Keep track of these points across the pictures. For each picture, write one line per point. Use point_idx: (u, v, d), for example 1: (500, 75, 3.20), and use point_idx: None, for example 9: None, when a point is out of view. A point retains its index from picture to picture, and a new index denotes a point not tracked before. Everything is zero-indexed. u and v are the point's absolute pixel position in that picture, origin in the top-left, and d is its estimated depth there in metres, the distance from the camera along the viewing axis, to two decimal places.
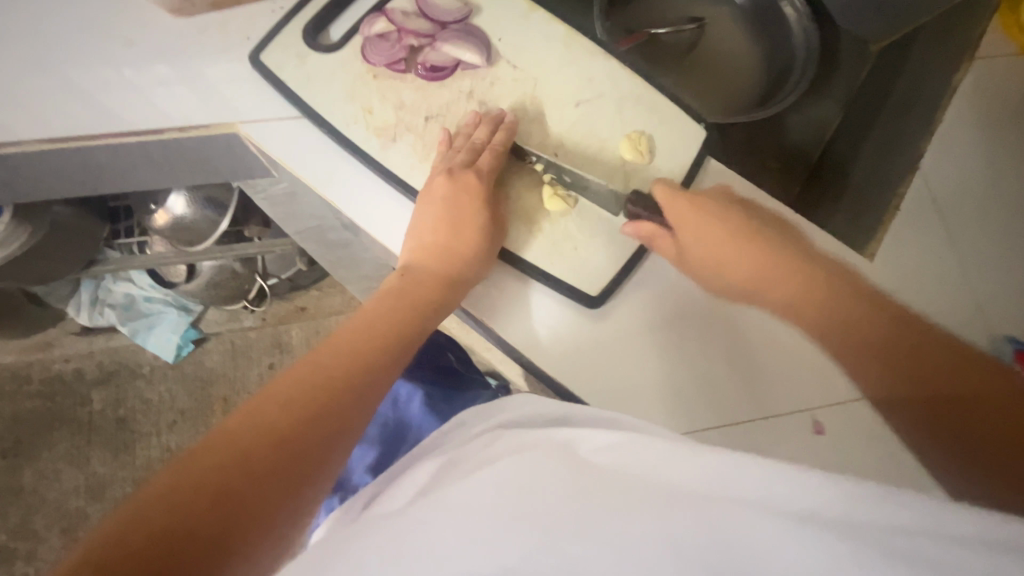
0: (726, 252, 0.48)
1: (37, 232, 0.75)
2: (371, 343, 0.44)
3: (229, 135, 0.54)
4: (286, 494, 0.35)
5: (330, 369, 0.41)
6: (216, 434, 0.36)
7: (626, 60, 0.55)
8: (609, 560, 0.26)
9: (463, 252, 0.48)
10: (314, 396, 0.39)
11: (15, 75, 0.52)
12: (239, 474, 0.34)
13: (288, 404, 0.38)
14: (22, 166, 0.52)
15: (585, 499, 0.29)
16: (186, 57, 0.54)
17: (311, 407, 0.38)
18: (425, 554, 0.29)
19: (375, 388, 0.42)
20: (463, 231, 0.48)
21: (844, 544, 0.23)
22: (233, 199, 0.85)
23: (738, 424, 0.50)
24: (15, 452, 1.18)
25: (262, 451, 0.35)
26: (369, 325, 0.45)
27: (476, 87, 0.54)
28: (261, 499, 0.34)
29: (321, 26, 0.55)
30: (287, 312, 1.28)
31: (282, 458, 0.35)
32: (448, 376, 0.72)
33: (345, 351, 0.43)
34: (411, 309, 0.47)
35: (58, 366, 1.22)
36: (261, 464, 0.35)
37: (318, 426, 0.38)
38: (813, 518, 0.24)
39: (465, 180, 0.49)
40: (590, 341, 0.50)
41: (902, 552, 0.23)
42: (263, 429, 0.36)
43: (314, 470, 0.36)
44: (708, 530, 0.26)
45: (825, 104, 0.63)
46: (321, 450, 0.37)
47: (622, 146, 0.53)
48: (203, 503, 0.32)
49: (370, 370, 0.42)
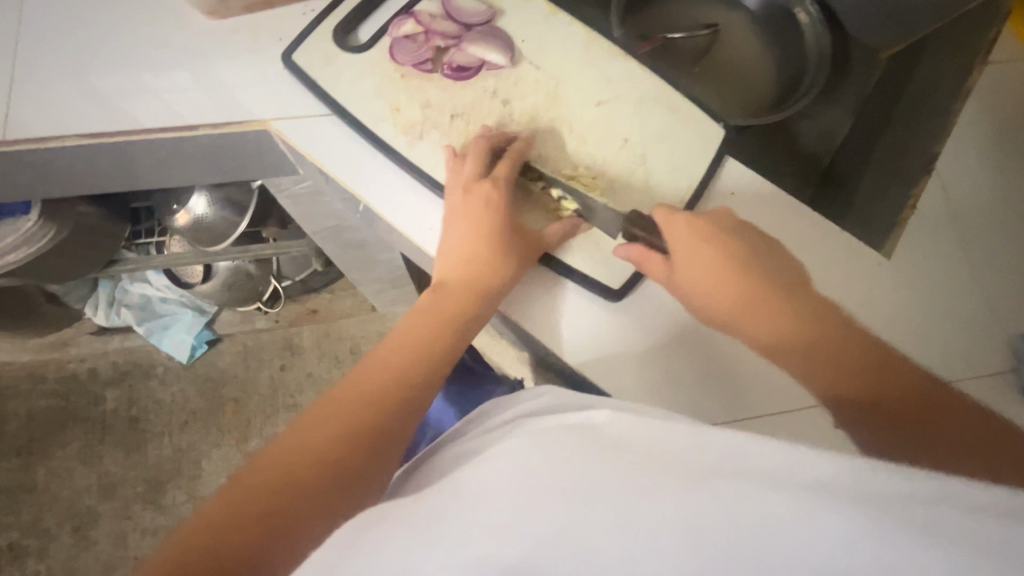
0: (710, 273, 0.46)
1: (63, 228, 0.77)
2: (406, 362, 0.44)
3: (258, 131, 0.55)
4: (327, 517, 0.36)
5: (366, 391, 0.42)
6: (262, 461, 0.38)
7: (646, 62, 0.57)
8: (631, 548, 0.25)
9: (485, 264, 0.49)
10: (351, 418, 0.40)
11: (53, 74, 0.54)
12: (280, 499, 0.35)
13: (329, 423, 0.40)
14: (58, 162, 0.54)
15: (593, 487, 0.28)
16: (218, 58, 0.56)
17: (350, 430, 0.39)
18: (447, 535, 0.28)
19: (409, 408, 0.42)
20: (485, 244, 0.49)
21: (871, 528, 0.23)
22: (252, 200, 0.86)
23: (755, 419, 0.49)
24: (29, 450, 1.19)
25: (298, 474, 0.37)
26: (400, 342, 0.46)
27: (500, 86, 0.55)
28: (298, 525, 0.35)
29: (350, 28, 0.57)
30: (299, 314, 1.29)
31: (317, 478, 0.37)
32: (461, 371, 0.73)
33: (380, 370, 0.43)
34: (441, 323, 0.47)
35: (74, 365, 1.23)
36: (299, 488, 0.36)
37: (353, 448, 0.38)
38: (838, 503, 0.24)
39: (490, 182, 0.50)
40: (611, 333, 0.51)
41: (924, 530, 0.22)
42: (302, 454, 0.38)
43: (353, 493, 0.37)
44: (731, 524, 0.24)
45: (839, 112, 0.65)
46: (362, 471, 0.38)
47: (642, 142, 0.54)
48: (247, 527, 0.34)
49: (403, 391, 0.42)
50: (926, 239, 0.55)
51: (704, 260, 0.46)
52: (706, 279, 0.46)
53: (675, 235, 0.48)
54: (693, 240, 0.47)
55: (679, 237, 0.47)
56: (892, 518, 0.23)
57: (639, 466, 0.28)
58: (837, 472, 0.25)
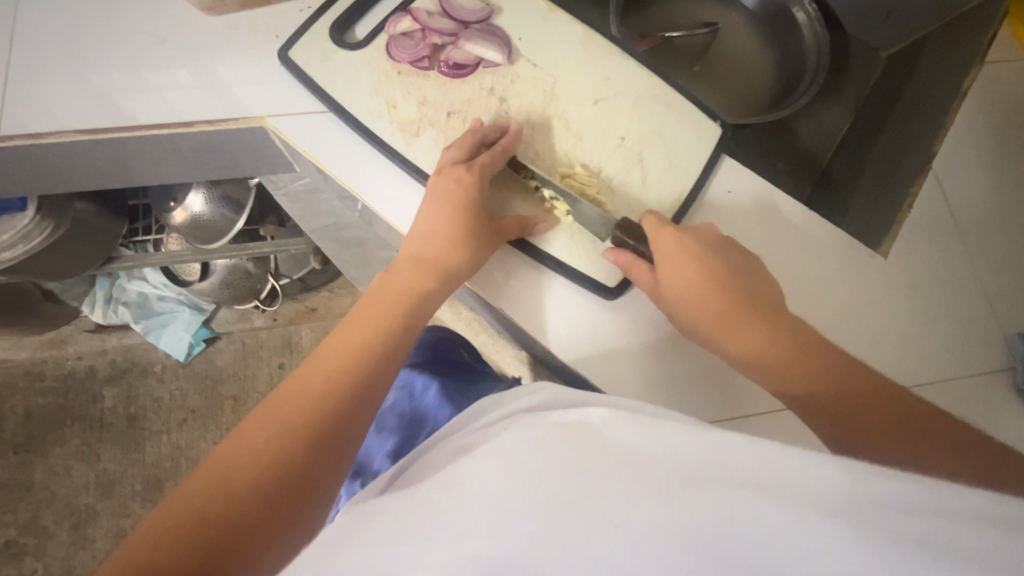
0: (700, 291, 0.46)
1: (60, 226, 0.76)
2: (358, 353, 0.43)
3: (255, 128, 0.55)
4: (277, 515, 0.35)
5: (314, 386, 0.41)
6: (206, 465, 0.37)
7: (643, 60, 0.56)
8: (621, 553, 0.25)
9: (448, 257, 0.48)
10: (298, 413, 0.39)
11: (48, 71, 0.53)
12: (225, 502, 0.35)
13: (288, 416, 0.39)
14: (53, 158, 0.54)
15: (587, 487, 0.27)
16: (216, 54, 0.56)
17: (298, 424, 0.39)
18: (444, 537, 0.28)
19: (359, 399, 0.41)
20: (450, 236, 0.48)
21: (859, 538, 0.23)
22: (249, 198, 0.86)
23: (754, 416, 0.50)
24: (27, 448, 1.19)
25: (243, 475, 0.36)
26: (350, 335, 0.45)
27: (497, 84, 0.55)
28: (247, 525, 0.34)
29: (347, 25, 0.56)
30: (297, 312, 1.29)
31: (285, 477, 0.36)
32: (459, 369, 0.74)
33: (328, 363, 0.43)
34: (397, 315, 0.47)
35: (71, 363, 1.23)
36: (245, 489, 0.35)
37: (319, 447, 0.38)
38: (827, 515, 0.23)
39: (461, 176, 0.49)
40: (609, 330, 0.51)
41: (910, 541, 0.22)
42: (246, 454, 0.37)
43: (305, 488, 0.37)
44: (719, 531, 0.24)
45: (835, 110, 0.66)
46: (312, 466, 0.38)
47: (640, 141, 0.54)
48: (190, 533, 0.33)
49: (353, 382, 0.42)
50: (923, 239, 0.55)
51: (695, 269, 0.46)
52: (694, 293, 0.46)
53: (663, 250, 0.47)
54: (678, 256, 0.47)
55: (668, 248, 0.47)
56: (886, 536, 0.23)
57: (628, 468, 0.28)
58: (838, 476, 0.24)
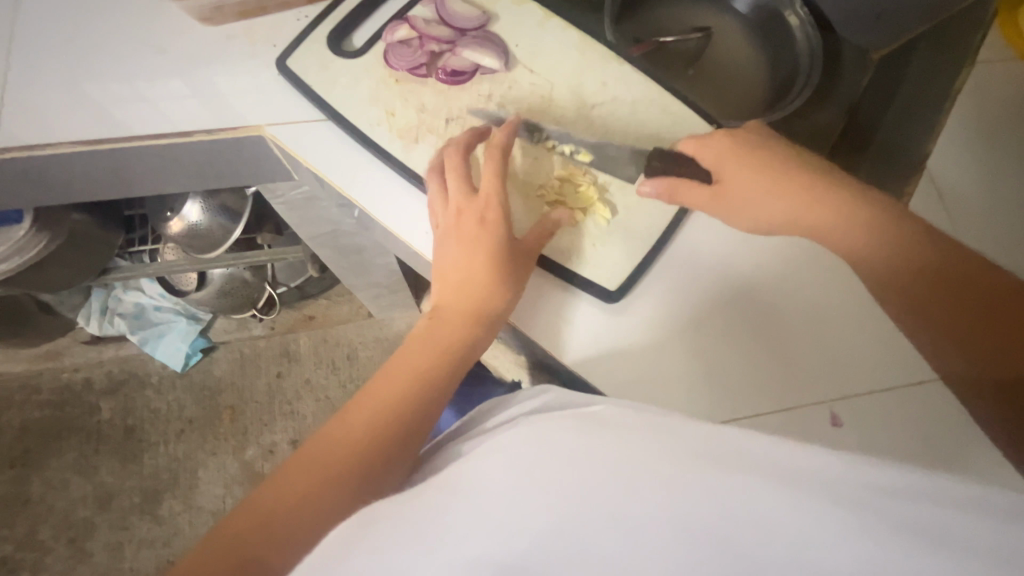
0: (764, 199, 0.48)
1: (56, 238, 0.76)
2: (402, 400, 0.43)
3: (253, 136, 0.55)
4: (312, 566, 0.36)
5: (358, 431, 0.41)
6: (254, 498, 0.38)
7: (639, 64, 0.57)
8: (625, 543, 0.25)
9: (485, 294, 0.47)
10: (341, 463, 0.39)
11: (45, 83, 0.53)
12: (265, 542, 0.36)
13: (330, 463, 0.39)
14: (51, 170, 0.53)
15: (589, 476, 0.27)
16: (214, 64, 0.56)
17: (341, 476, 0.39)
18: (445, 531, 0.28)
19: (402, 455, 0.40)
20: (486, 273, 0.48)
21: (858, 524, 0.23)
22: (247, 207, 0.86)
23: (760, 416, 0.49)
24: (23, 462, 1.18)
25: (286, 518, 0.37)
26: (396, 375, 0.44)
27: (494, 90, 0.55)
28: (283, 572, 0.35)
29: (344, 34, 0.57)
30: (295, 320, 1.29)
31: (321, 528, 0.37)
32: (460, 375, 0.73)
33: (375, 407, 0.42)
34: (440, 356, 0.46)
35: (68, 375, 1.22)
36: (285, 531, 0.36)
37: (354, 505, 0.38)
38: (821, 498, 0.24)
39: (495, 213, 0.49)
40: (610, 332, 0.51)
41: (915, 531, 0.23)
42: (290, 495, 0.38)
43: (343, 543, 0.37)
44: (721, 517, 0.25)
45: (831, 111, 0.62)
46: (349, 523, 0.37)
47: (639, 146, 0.54)
48: (232, 570, 0.35)
49: (398, 433, 0.41)
50: None
51: (755, 167, 0.48)
52: (748, 194, 0.48)
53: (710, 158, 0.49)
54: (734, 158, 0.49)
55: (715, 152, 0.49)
56: (883, 520, 0.23)
57: (632, 455, 0.27)
58: (834, 468, 0.25)
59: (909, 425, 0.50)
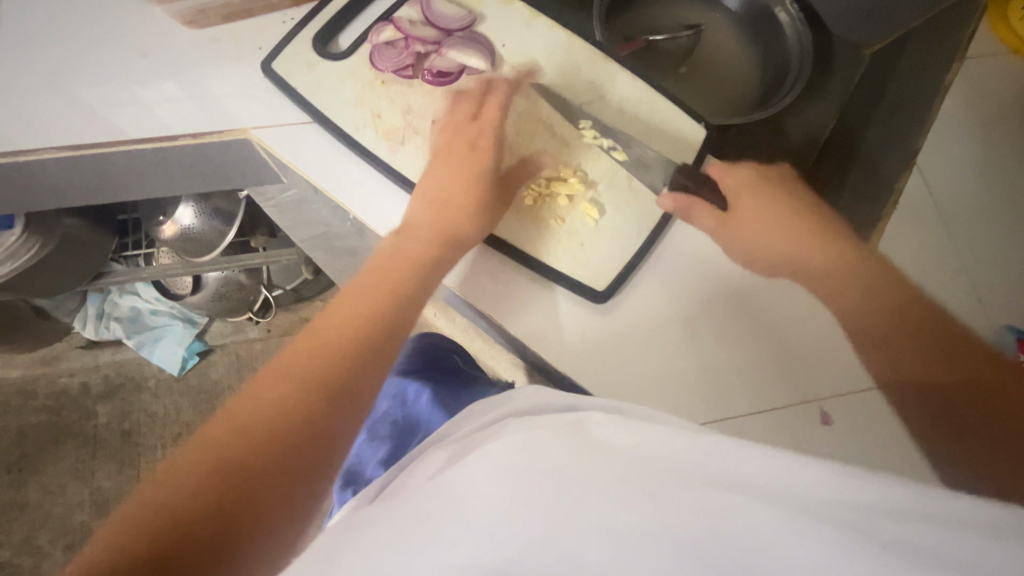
0: (772, 228, 0.50)
1: (48, 243, 0.76)
2: (349, 337, 0.40)
3: (239, 140, 0.55)
4: (256, 514, 0.33)
5: (301, 367, 0.38)
6: (185, 448, 0.34)
7: (626, 63, 0.57)
8: (611, 556, 0.25)
9: (444, 234, 0.48)
10: (283, 400, 0.36)
11: (31, 88, 0.53)
12: (202, 489, 0.32)
13: (271, 401, 0.36)
14: (38, 175, 0.53)
15: (577, 488, 0.27)
16: (199, 68, 0.55)
17: (282, 414, 0.36)
18: (428, 545, 0.27)
19: (350, 390, 0.38)
20: (447, 213, 0.49)
21: (846, 541, 0.23)
22: (240, 210, 0.86)
23: (746, 415, 0.50)
24: (20, 467, 1.17)
25: (223, 462, 0.33)
26: (343, 315, 0.42)
27: (481, 91, 0.55)
28: (223, 520, 0.32)
29: (330, 36, 0.57)
30: (292, 323, 1.29)
31: (264, 470, 0.34)
32: (453, 376, 0.73)
33: (320, 345, 0.40)
34: (390, 297, 0.44)
35: (64, 380, 1.22)
36: (227, 478, 0.33)
37: (300, 442, 0.35)
38: (813, 518, 0.23)
39: (469, 147, 0.51)
40: (600, 333, 0.51)
41: (904, 550, 0.22)
42: (229, 438, 0.34)
43: (287, 486, 0.34)
44: (709, 532, 0.24)
45: (824, 109, 0.63)
46: (295, 463, 0.35)
47: (627, 145, 0.54)
48: (167, 521, 0.31)
49: (344, 367, 0.39)
50: None
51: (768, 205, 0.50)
52: (760, 223, 0.50)
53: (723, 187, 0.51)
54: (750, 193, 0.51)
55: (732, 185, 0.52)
56: (872, 542, 0.23)
57: (619, 471, 0.27)
58: (827, 483, 0.24)
59: (885, 422, 0.52)
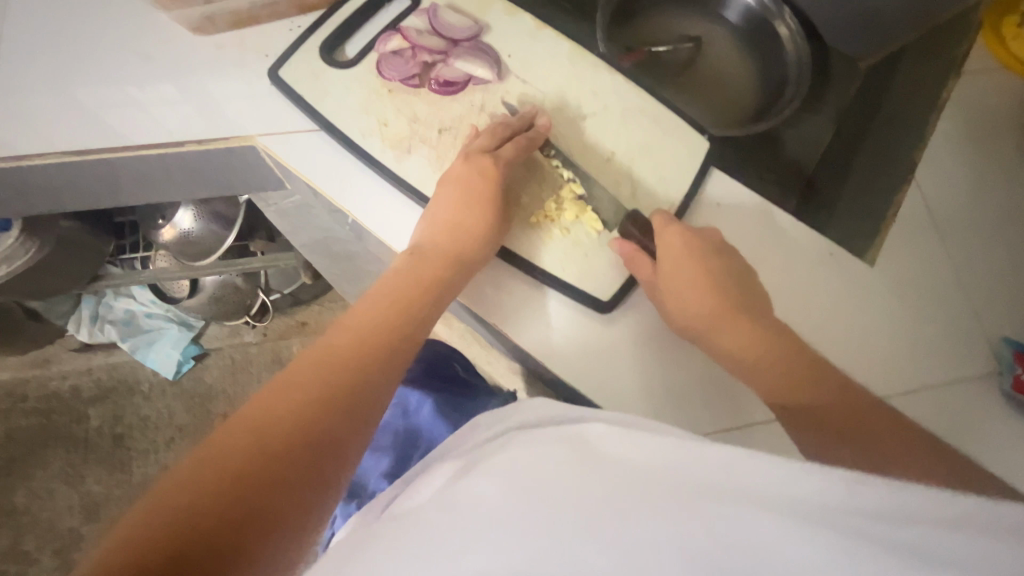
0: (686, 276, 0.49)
1: (45, 245, 0.75)
2: (382, 327, 0.43)
3: (245, 146, 0.55)
4: (305, 484, 0.33)
5: (342, 349, 0.40)
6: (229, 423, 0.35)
7: (630, 75, 0.57)
8: (619, 565, 0.25)
9: (469, 240, 0.49)
10: (327, 376, 0.38)
11: (33, 91, 0.53)
12: (256, 458, 0.33)
13: (314, 377, 0.38)
14: (39, 178, 0.53)
15: (585, 499, 0.27)
16: (205, 74, 0.55)
17: (326, 388, 0.37)
18: (437, 555, 0.28)
19: (384, 372, 0.40)
20: (469, 221, 0.49)
21: (850, 548, 0.23)
22: (240, 214, 0.86)
23: (758, 424, 0.50)
24: (9, 471, 1.16)
25: (271, 432, 0.34)
26: (377, 304, 0.45)
27: (487, 100, 0.55)
28: (275, 490, 0.32)
29: (337, 44, 0.57)
30: (288, 327, 1.28)
31: (314, 441, 0.35)
32: (452, 383, 0.73)
33: (357, 331, 0.42)
34: (420, 291, 0.46)
35: (56, 383, 1.21)
36: (276, 446, 0.34)
37: (342, 412, 0.37)
38: (818, 527, 0.24)
39: (486, 167, 0.50)
40: (605, 342, 0.51)
41: (907, 555, 0.23)
42: (278, 411, 0.35)
43: (332, 457, 0.35)
44: (717, 542, 0.25)
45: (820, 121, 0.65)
46: (337, 434, 0.36)
47: (631, 156, 0.55)
48: (222, 487, 0.31)
49: (382, 350, 0.41)
50: (907, 247, 0.57)
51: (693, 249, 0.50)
52: (687, 268, 0.49)
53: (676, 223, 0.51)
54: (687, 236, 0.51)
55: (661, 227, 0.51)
56: (874, 546, 0.23)
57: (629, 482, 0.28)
58: (828, 490, 0.25)
59: None
